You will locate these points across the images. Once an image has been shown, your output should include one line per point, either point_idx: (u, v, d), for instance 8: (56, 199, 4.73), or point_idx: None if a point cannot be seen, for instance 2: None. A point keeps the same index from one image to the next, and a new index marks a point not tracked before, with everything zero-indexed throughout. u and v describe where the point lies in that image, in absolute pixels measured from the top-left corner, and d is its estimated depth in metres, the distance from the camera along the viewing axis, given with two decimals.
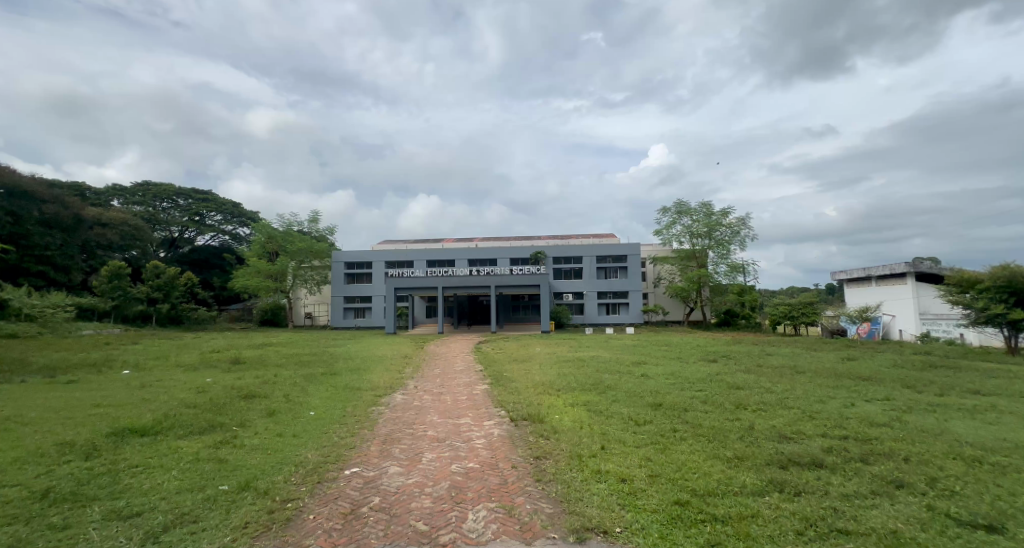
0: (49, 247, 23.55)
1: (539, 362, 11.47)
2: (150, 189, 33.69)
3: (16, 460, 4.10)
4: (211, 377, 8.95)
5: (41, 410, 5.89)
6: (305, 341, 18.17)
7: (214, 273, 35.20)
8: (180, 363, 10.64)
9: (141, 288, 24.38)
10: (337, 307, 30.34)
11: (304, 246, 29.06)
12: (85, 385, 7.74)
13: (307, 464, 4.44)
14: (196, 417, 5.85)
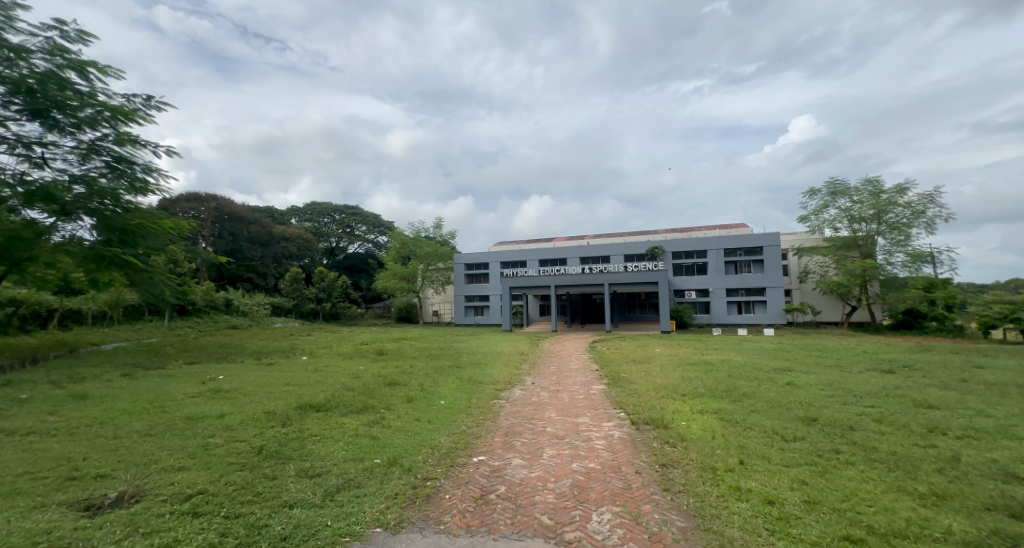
0: (253, 258, 29.97)
1: (661, 364, 11.03)
2: (314, 206, 40.09)
3: (242, 421, 5.35)
4: (363, 365, 10.48)
5: (252, 384, 7.57)
6: (436, 336, 20.07)
7: (362, 277, 40.49)
8: (341, 352, 12.66)
9: (312, 289, 29.24)
10: (459, 305, 32.67)
11: (431, 250, 31.82)
12: (277, 366, 9.67)
13: (441, 447, 4.99)
14: (355, 398, 6.93)
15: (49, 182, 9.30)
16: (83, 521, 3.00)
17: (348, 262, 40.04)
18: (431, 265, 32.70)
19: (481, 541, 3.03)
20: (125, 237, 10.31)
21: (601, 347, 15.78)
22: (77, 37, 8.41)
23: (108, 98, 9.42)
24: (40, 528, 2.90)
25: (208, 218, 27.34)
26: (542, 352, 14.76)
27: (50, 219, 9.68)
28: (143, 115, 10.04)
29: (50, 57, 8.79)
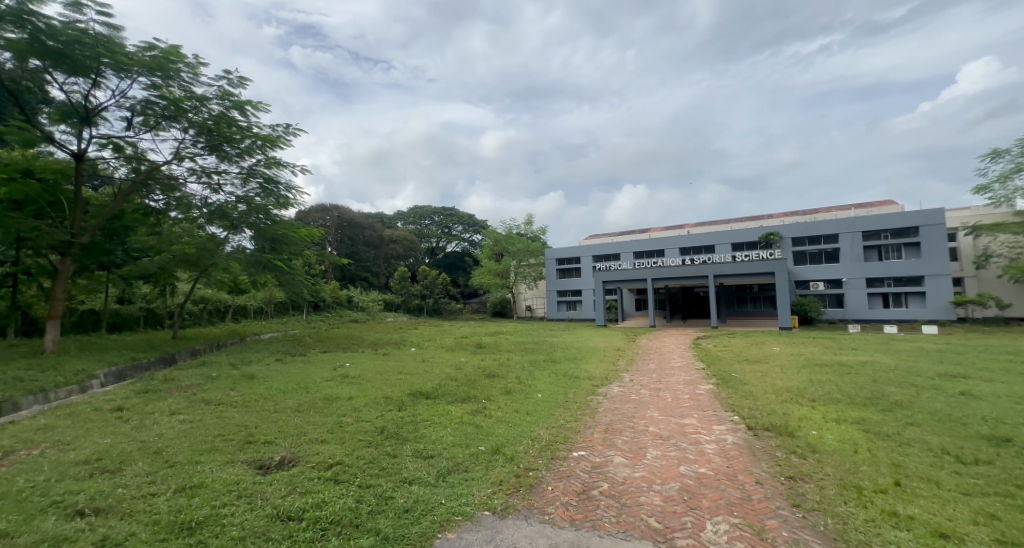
0: (368, 260, 33.23)
1: (780, 364, 10.05)
2: (416, 210, 43.12)
3: (367, 404, 6.00)
4: (464, 357, 11.08)
5: (371, 371, 8.44)
6: (530, 331, 20.46)
7: (460, 274, 42.60)
8: (444, 345, 13.51)
9: (417, 287, 31.51)
10: (552, 300, 32.84)
11: (523, 246, 32.62)
12: (392, 357, 10.63)
13: (541, 440, 5.10)
14: (458, 387, 7.36)
15: (221, 203, 11.46)
16: (258, 478, 3.62)
17: (447, 261, 42.43)
18: (523, 261, 33.32)
19: (586, 537, 3.05)
20: (274, 245, 12.34)
21: (706, 344, 14.83)
22: (239, 82, 9.96)
23: (259, 129, 10.93)
24: (230, 480, 3.56)
25: (333, 225, 30.98)
26: (640, 349, 14.28)
27: (223, 232, 11.80)
28: (285, 141, 11.50)
29: (221, 102, 10.13)
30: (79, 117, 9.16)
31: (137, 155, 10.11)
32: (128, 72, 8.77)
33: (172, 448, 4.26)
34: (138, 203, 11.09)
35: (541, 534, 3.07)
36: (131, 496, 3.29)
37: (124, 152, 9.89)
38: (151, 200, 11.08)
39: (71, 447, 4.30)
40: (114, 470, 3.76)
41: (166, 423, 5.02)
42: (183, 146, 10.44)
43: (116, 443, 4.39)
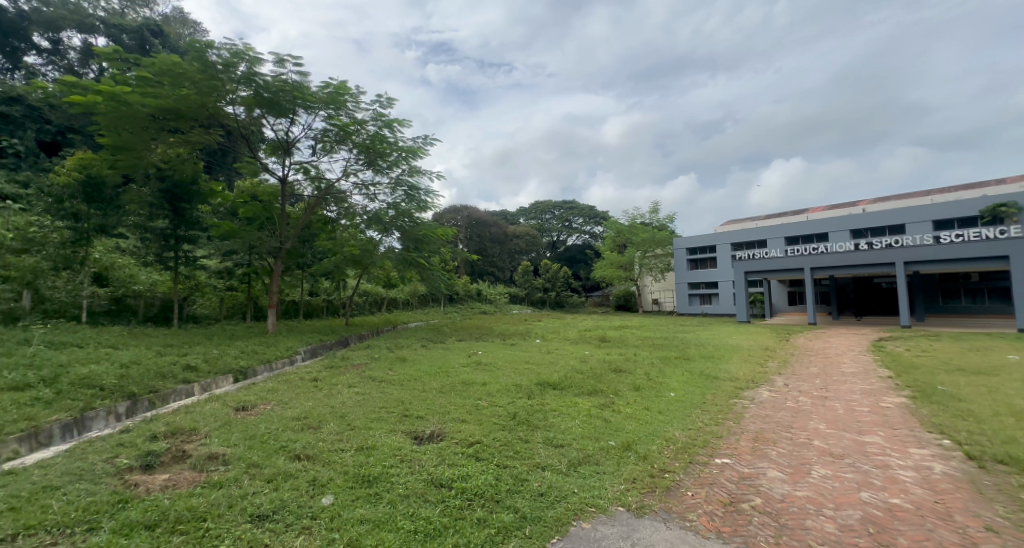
0: (494, 255, 35.19)
1: (1012, 379, 7.87)
2: (538, 205, 44.22)
3: (499, 390, 6.37)
4: (589, 350, 11.06)
5: (501, 359, 8.93)
6: (659, 325, 19.47)
7: (582, 267, 42.40)
8: (569, 337, 13.61)
9: (540, 280, 32.31)
10: (681, 293, 30.75)
11: (648, 236, 31.03)
12: (519, 347, 11.12)
13: (676, 441, 4.85)
14: (584, 380, 7.37)
15: (375, 210, 13.08)
16: (414, 447, 4.12)
17: (568, 254, 42.61)
18: (648, 252, 31.70)
19: None
20: (417, 245, 13.83)
21: (884, 348, 12.44)
22: (388, 103, 11.25)
23: (404, 141, 12.20)
24: (395, 446, 4.12)
25: (463, 224, 33.47)
26: (794, 349, 12.57)
27: (378, 234, 13.52)
28: (424, 151, 12.68)
29: (376, 122, 11.48)
30: (282, 148, 11.47)
31: (318, 175, 12.11)
32: (313, 109, 10.61)
33: (352, 414, 5.06)
34: (319, 214, 13.37)
35: (683, 540, 2.95)
36: (329, 448, 4.02)
37: (310, 173, 11.96)
38: (328, 211, 13.31)
39: (288, 405, 5.40)
40: (315, 427, 4.61)
41: (346, 393, 5.97)
42: (349, 164, 12.21)
43: (315, 406, 5.37)
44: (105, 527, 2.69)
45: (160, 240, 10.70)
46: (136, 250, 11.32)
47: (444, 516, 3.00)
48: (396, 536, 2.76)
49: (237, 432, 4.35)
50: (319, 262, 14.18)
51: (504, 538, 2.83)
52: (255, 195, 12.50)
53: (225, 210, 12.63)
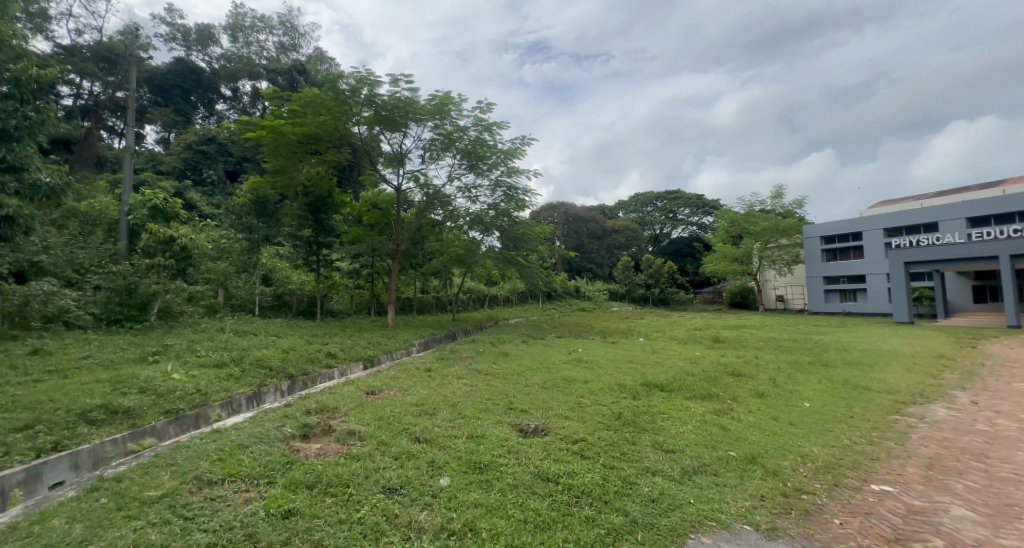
0: (592, 251, 34.75)
1: None
2: (639, 197, 42.62)
3: (601, 388, 6.29)
4: (701, 351, 10.38)
5: (605, 358, 8.78)
6: (782, 326, 17.53)
7: (689, 261, 39.87)
8: (676, 336, 12.92)
9: (642, 276, 31.08)
10: (815, 289, 27.44)
11: (770, 226, 27.85)
12: (622, 345, 10.82)
13: (815, 459, 4.35)
14: (697, 383, 6.95)
15: (477, 211, 13.64)
16: (520, 439, 4.27)
17: (673, 248, 40.26)
18: (770, 243, 28.56)
19: None
20: (516, 243, 14.26)
21: None
22: (488, 107, 11.68)
23: (502, 144, 12.54)
24: (502, 436, 4.31)
25: (560, 221, 33.60)
26: (974, 359, 10.40)
27: (480, 234, 14.19)
28: (522, 151, 12.92)
29: (478, 128, 11.97)
30: (396, 159, 12.53)
31: (426, 182, 12.99)
32: (422, 121, 11.45)
33: (462, 403, 5.39)
34: (428, 218, 14.23)
35: None
36: (443, 433, 4.34)
37: (420, 181, 12.91)
38: (435, 215, 14.24)
39: (408, 392, 5.92)
40: (431, 413, 5.00)
41: (456, 384, 6.38)
42: (454, 170, 12.92)
43: (430, 394, 5.80)
44: (279, 482, 3.25)
45: (308, 246, 12.68)
46: (288, 255, 13.16)
47: (552, 510, 3.07)
48: (507, 522, 2.90)
49: (369, 412, 4.89)
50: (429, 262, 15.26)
51: (614, 540, 2.81)
52: (375, 203, 13.81)
53: (353, 217, 13.98)
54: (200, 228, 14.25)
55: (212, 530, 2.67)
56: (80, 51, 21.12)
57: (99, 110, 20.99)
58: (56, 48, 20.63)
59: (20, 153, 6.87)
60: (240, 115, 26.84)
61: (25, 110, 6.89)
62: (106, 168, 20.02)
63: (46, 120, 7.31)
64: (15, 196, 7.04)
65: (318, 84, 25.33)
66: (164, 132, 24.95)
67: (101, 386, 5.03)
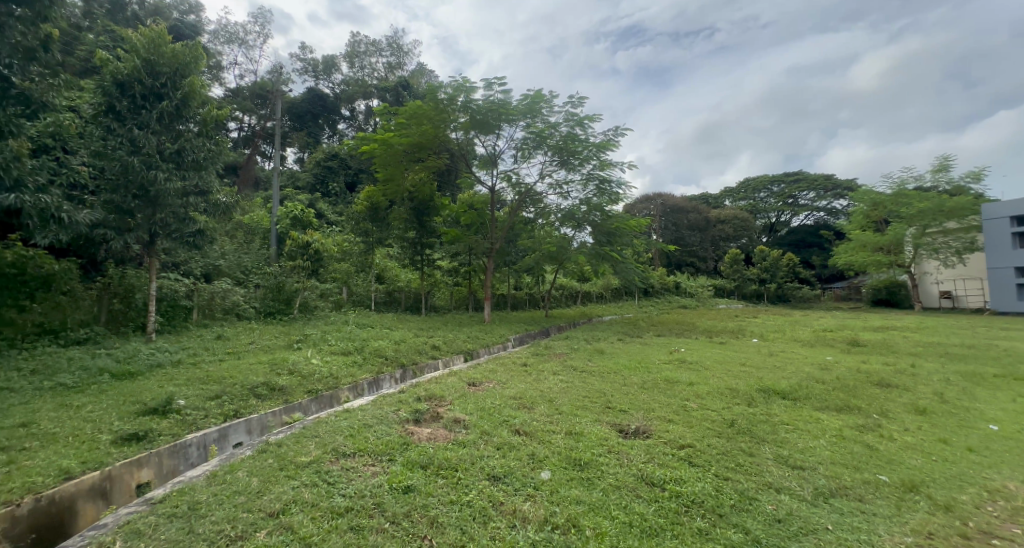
0: (695, 243, 32.70)
1: None
2: (750, 182, 39.17)
3: (710, 392, 5.88)
4: (832, 356, 9.20)
5: (712, 359, 8.20)
6: (940, 328, 14.83)
7: (814, 252, 35.56)
8: (799, 338, 11.60)
9: (754, 270, 28.48)
10: (1003, 285, 22.38)
11: (930, 205, 23.44)
12: (731, 346, 10.03)
13: (1007, 495, 3.56)
14: (829, 393, 6.17)
15: (569, 207, 13.54)
16: (620, 440, 4.18)
17: (794, 238, 36.28)
18: (930, 226, 23.97)
19: None
20: (609, 238, 13.88)
21: None
22: (580, 101, 11.53)
23: (594, 137, 12.32)
24: (601, 435, 4.26)
25: (658, 213, 32.16)
26: None
27: (571, 231, 14.08)
28: (615, 142, 12.54)
29: (568, 122, 11.92)
30: (489, 160, 12.94)
31: (517, 181, 13.22)
32: (514, 122, 11.69)
33: (558, 399, 5.42)
34: (520, 216, 14.56)
35: None
36: (542, 428, 4.41)
37: (512, 180, 13.18)
38: (526, 213, 14.45)
39: (506, 385, 6.11)
40: (529, 407, 5.11)
41: (552, 380, 6.44)
42: (546, 167, 12.98)
43: (526, 388, 5.93)
44: (398, 460, 3.57)
45: (413, 248, 13.85)
46: (397, 255, 14.66)
47: (659, 517, 2.96)
48: (611, 523, 2.86)
49: (472, 403, 5.14)
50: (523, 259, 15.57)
51: None
52: (472, 204, 14.43)
53: (452, 219, 14.76)
54: (328, 233, 16.21)
55: (349, 496, 3.03)
56: (242, 92, 25.16)
57: (254, 138, 24.77)
58: (225, 91, 24.87)
59: (206, 178, 8.30)
60: (357, 132, 29.79)
61: (208, 144, 8.27)
62: (260, 187, 23.62)
63: (220, 152, 8.57)
64: (202, 215, 8.54)
65: (421, 97, 27.08)
66: (300, 152, 28.63)
67: (262, 367, 6.03)
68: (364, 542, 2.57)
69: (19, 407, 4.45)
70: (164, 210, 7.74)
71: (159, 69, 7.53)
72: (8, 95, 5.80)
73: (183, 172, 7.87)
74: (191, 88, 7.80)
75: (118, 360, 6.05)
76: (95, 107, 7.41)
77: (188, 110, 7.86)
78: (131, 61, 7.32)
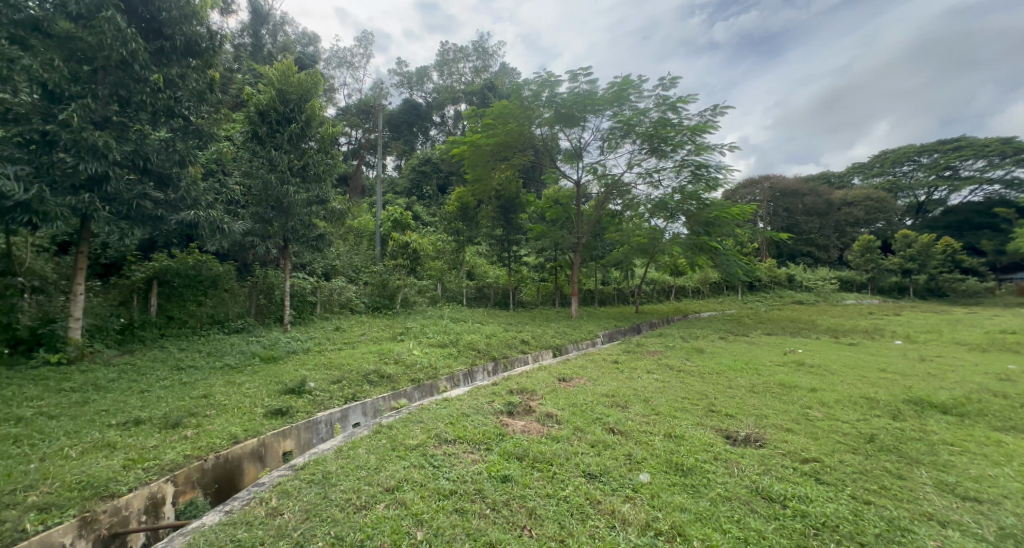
0: (813, 231, 29.49)
1: None
2: (890, 156, 34.53)
3: (838, 400, 5.16)
4: (1011, 364, 7.53)
5: (841, 363, 7.19)
6: None
7: (984, 234, 29.46)
8: (961, 341, 9.72)
9: (895, 259, 24.59)
10: None
11: None
12: (863, 348, 8.76)
13: None
14: (1009, 410, 5.05)
15: (661, 197, 12.81)
16: (729, 447, 3.80)
17: (955, 218, 30.49)
18: None
19: None
20: (709, 227, 12.85)
21: None
22: (672, 83, 10.83)
23: (689, 119, 11.49)
24: (705, 441, 3.92)
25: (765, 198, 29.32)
26: None
27: (664, 221, 13.34)
28: (714, 123, 11.58)
29: (660, 107, 11.28)
30: (575, 154, 12.70)
31: (605, 173, 12.84)
32: (601, 112, 11.34)
33: (655, 399, 5.12)
34: (607, 209, 14.18)
35: None
36: (638, 428, 4.19)
37: (598, 172, 12.82)
38: (614, 205, 13.98)
39: (598, 382, 5.93)
40: (624, 406, 4.88)
41: (647, 378, 6.12)
42: (634, 156, 12.42)
43: (620, 386, 5.69)
44: (495, 450, 3.61)
45: (500, 245, 14.32)
46: (486, 253, 15.15)
47: (782, 536, 2.63)
48: (722, 537, 2.61)
49: (564, 398, 5.05)
50: (610, 253, 15.17)
51: None
52: (557, 199, 14.29)
53: (537, 214, 14.77)
54: (424, 233, 17.20)
55: (453, 479, 3.12)
56: (351, 110, 27.61)
57: (361, 150, 27.06)
58: (337, 111, 27.47)
59: (325, 189, 9.13)
60: (447, 137, 31.19)
61: (326, 158, 9.15)
62: (366, 194, 25.80)
63: (335, 165, 9.42)
64: (322, 222, 9.47)
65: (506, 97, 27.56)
66: (398, 160, 30.74)
67: (371, 356, 6.54)
68: (468, 526, 2.63)
69: (200, 382, 5.32)
70: (292, 218, 8.72)
71: (288, 97, 8.50)
72: (187, 132, 7.03)
73: (307, 184, 8.79)
74: (313, 110, 8.71)
75: (264, 346, 6.99)
76: (244, 134, 8.61)
77: (310, 129, 8.79)
78: (269, 92, 8.40)
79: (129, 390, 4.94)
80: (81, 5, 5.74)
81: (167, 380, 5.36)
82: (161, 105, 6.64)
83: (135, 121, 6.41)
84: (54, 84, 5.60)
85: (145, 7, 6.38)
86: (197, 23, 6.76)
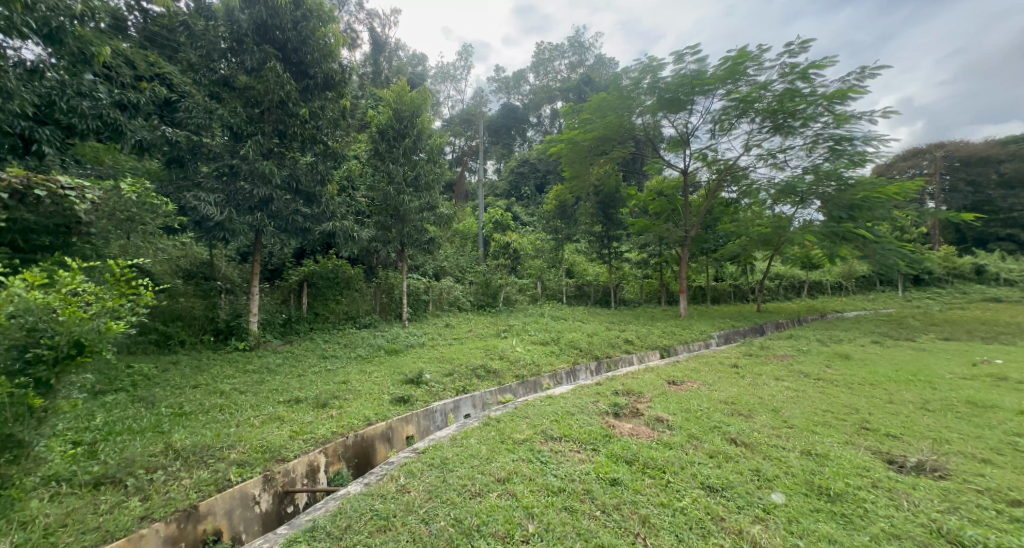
0: (1016, 206, 23.49)
1: None
2: None
3: None
4: None
5: None
6: None
7: None
8: None
9: None
10: None
11: None
12: None
13: None
14: None
15: (789, 179, 11.31)
16: (892, 474, 3.13)
17: None
18: None
19: None
20: (853, 212, 10.95)
21: None
22: (801, 48, 9.49)
23: (824, 87, 9.99)
24: (858, 463, 3.27)
25: (937, 171, 24.50)
26: None
27: (791, 207, 11.78)
28: (858, 89, 9.91)
29: (785, 78, 9.95)
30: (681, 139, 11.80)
31: (717, 158, 11.77)
32: (712, 92, 10.37)
33: (787, 411, 4.45)
34: (720, 198, 12.98)
35: None
36: (767, 441, 3.66)
37: (709, 158, 11.79)
38: (728, 193, 12.75)
39: (715, 387, 5.38)
40: (747, 415, 4.34)
41: (774, 386, 5.40)
42: (753, 136, 11.15)
43: (741, 393, 5.09)
44: (602, 451, 3.41)
45: (602, 241, 13.82)
46: (585, 250, 14.83)
47: None
48: None
49: (676, 403, 4.65)
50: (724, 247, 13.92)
51: None
52: (660, 191, 13.45)
53: (639, 208, 14.02)
54: (524, 233, 17.44)
55: (560, 477, 3.00)
56: (455, 120, 29.00)
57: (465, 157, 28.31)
58: (443, 122, 29.05)
59: (434, 197, 9.74)
60: (544, 136, 31.31)
61: (433, 167, 9.66)
62: (469, 199, 26.95)
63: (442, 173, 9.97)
64: (432, 226, 10.00)
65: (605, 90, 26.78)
66: (497, 164, 31.59)
67: (478, 351, 6.73)
68: (579, 525, 2.49)
69: (339, 369, 5.94)
70: (406, 223, 9.36)
71: (403, 114, 9.10)
72: (327, 155, 7.73)
73: (419, 193, 9.39)
74: (423, 124, 9.26)
75: (387, 340, 7.59)
76: (369, 151, 9.47)
77: (421, 141, 9.35)
78: (387, 112, 9.12)
79: (291, 373, 5.69)
80: (253, 60, 6.74)
81: (316, 366, 6.07)
82: (308, 134, 7.42)
83: (291, 150, 7.38)
84: (239, 127, 6.72)
85: (295, 54, 7.12)
86: (333, 60, 7.32)
